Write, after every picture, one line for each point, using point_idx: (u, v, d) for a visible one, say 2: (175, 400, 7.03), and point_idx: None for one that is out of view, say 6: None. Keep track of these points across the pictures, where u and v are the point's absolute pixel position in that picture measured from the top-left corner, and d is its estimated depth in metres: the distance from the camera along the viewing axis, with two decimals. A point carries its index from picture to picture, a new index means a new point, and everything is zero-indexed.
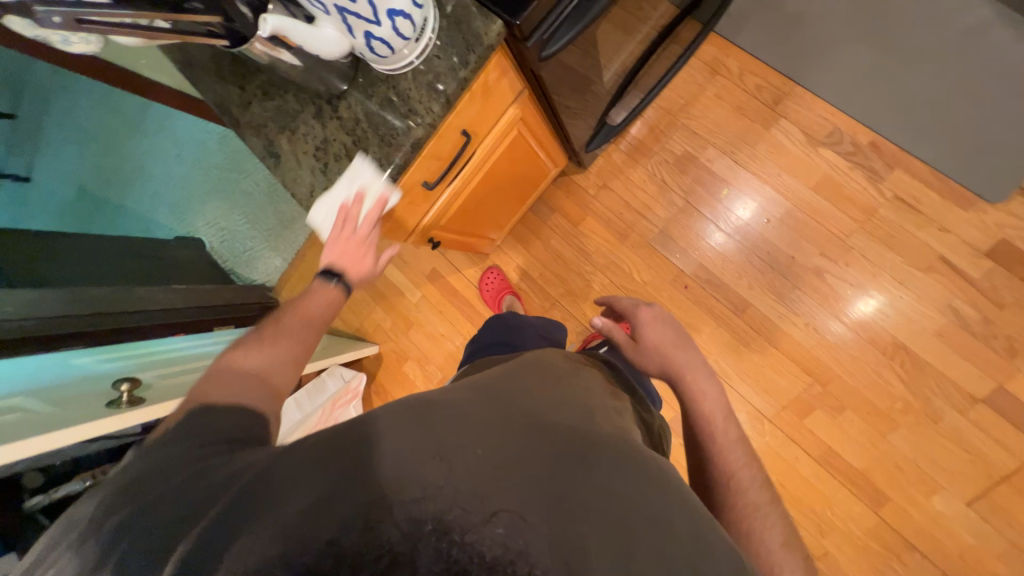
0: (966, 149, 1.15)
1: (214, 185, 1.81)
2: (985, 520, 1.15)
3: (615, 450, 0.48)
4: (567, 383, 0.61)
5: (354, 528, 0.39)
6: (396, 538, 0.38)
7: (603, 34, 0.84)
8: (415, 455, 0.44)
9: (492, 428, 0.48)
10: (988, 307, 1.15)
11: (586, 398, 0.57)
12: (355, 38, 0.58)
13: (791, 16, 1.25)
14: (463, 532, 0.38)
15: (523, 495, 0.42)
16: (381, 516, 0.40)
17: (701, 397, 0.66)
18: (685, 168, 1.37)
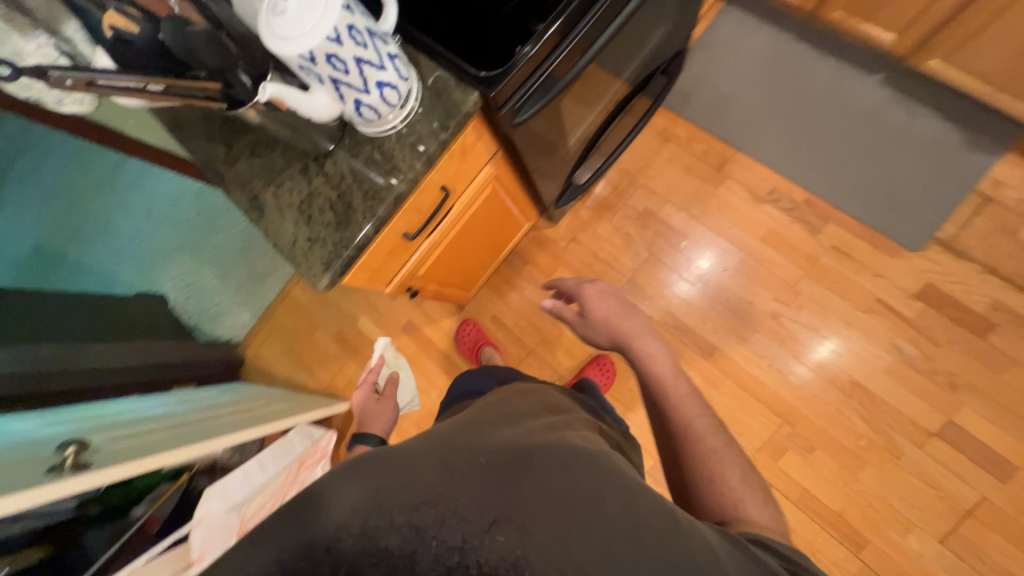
0: (887, 204, 1.30)
1: (146, 230, 1.50)
2: (959, 557, 1.17)
3: (567, 451, 0.53)
4: (525, 417, 0.64)
5: (352, 536, 0.44)
6: (397, 548, 0.43)
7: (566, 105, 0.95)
8: (406, 475, 0.49)
9: (454, 459, 0.51)
10: (928, 345, 1.24)
11: (534, 423, 0.62)
12: (345, 104, 0.63)
13: (726, 95, 1.44)
14: (459, 540, 0.43)
15: (508, 503, 0.46)
16: (379, 530, 0.44)
17: (651, 360, 0.73)
18: (646, 222, 1.48)
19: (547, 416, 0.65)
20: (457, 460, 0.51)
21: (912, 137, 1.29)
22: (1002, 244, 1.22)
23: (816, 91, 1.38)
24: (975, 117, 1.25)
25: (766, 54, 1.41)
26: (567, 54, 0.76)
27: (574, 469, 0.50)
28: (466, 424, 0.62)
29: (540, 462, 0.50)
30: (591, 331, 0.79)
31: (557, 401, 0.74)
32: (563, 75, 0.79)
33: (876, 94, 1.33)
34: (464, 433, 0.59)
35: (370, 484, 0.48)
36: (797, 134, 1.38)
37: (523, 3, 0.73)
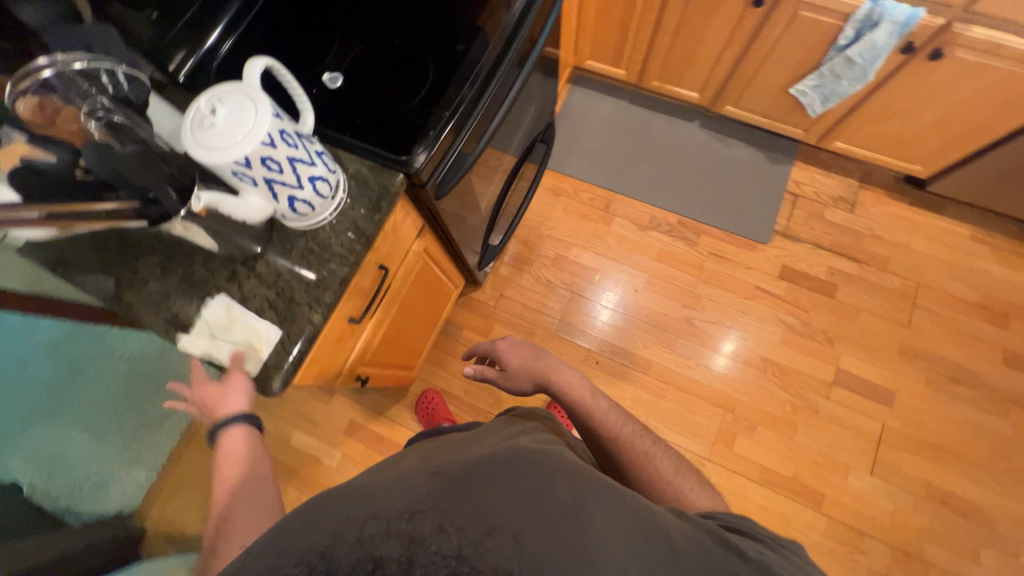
0: (734, 213, 1.63)
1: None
2: (888, 482, 1.37)
3: (551, 456, 0.58)
4: (501, 433, 0.69)
5: (346, 545, 0.47)
6: (394, 555, 0.45)
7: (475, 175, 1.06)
8: (404, 494, 0.52)
9: (441, 475, 0.55)
10: (802, 313, 1.52)
11: (514, 436, 0.66)
12: (280, 201, 0.65)
13: (592, 151, 1.73)
14: (456, 549, 0.46)
15: (502, 508, 0.49)
16: (375, 538, 0.47)
17: (568, 385, 0.86)
18: (561, 266, 1.63)
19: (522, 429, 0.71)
20: (455, 475, 0.54)
21: (734, 161, 1.67)
22: (819, 225, 1.59)
23: (657, 139, 1.72)
24: (769, 139, 1.68)
25: (613, 117, 1.75)
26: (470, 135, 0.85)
27: (564, 475, 0.54)
28: (462, 445, 0.67)
29: (533, 469, 0.54)
30: (512, 380, 0.93)
31: (544, 420, 0.81)
32: (470, 154, 0.89)
33: (700, 135, 1.71)
34: (460, 451, 0.63)
35: (368, 504, 0.51)
36: (654, 172, 1.69)
37: (423, 98, 0.82)
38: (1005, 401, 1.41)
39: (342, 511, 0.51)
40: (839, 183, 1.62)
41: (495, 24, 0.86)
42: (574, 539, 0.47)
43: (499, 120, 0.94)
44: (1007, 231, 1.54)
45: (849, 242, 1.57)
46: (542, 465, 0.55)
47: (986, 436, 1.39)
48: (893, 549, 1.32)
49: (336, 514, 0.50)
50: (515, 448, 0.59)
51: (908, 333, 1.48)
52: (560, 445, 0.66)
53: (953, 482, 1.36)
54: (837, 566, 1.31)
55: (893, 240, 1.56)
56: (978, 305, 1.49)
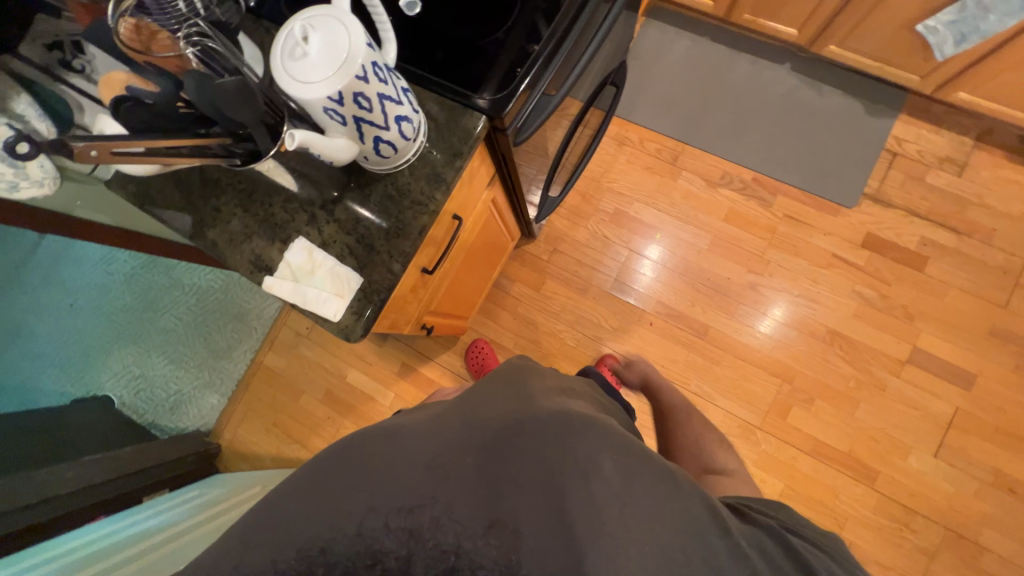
0: (819, 172, 1.47)
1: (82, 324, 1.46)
2: (952, 466, 1.31)
3: (544, 435, 0.59)
4: (495, 399, 0.70)
5: (347, 539, 0.50)
6: (394, 551, 0.49)
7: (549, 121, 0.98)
8: (398, 482, 0.54)
9: (435, 460, 0.57)
10: (883, 286, 1.41)
11: (511, 404, 0.67)
12: (365, 141, 0.61)
13: (664, 96, 1.58)
14: (454, 544, 0.49)
15: (498, 501, 0.53)
16: (375, 533, 0.50)
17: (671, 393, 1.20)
18: (620, 222, 1.56)
19: (519, 394, 0.71)
20: (447, 460, 0.56)
21: (827, 111, 1.49)
22: (917, 190, 1.42)
23: (738, 84, 1.54)
24: (871, 87, 1.47)
25: (691, 56, 1.57)
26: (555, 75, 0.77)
27: (558, 460, 0.56)
28: (456, 406, 0.69)
29: (526, 459, 0.56)
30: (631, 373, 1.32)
31: (549, 374, 0.84)
32: (551, 98, 0.81)
33: (790, 80, 1.52)
34: (453, 419, 0.65)
35: (364, 494, 0.53)
36: (732, 122, 1.54)
37: (508, 29, 0.74)
38: None
39: (341, 499, 0.53)
40: (949, 141, 1.43)
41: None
42: (561, 528, 0.51)
43: (584, 58, 0.84)
44: None
45: (951, 211, 1.40)
46: (536, 448, 0.57)
47: None
48: (945, 532, 1.29)
49: (338, 499, 0.53)
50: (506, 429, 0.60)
51: (1004, 315, 1.35)
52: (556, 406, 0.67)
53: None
54: (883, 541, 1.30)
55: (1004, 210, 1.38)
56: None
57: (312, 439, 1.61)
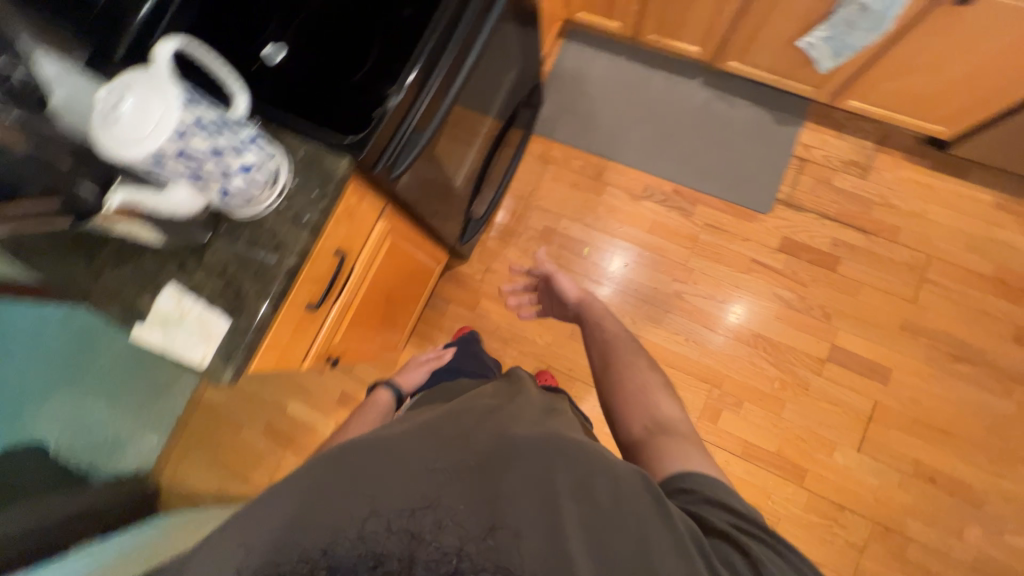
0: (734, 180, 1.53)
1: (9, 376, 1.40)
2: (875, 459, 1.35)
3: (540, 450, 0.62)
4: (493, 408, 0.73)
5: (348, 542, 0.55)
6: (395, 553, 0.54)
7: (444, 151, 1.00)
8: (405, 489, 0.59)
9: (435, 469, 0.61)
10: (800, 287, 1.46)
11: (510, 416, 0.70)
12: (211, 193, 0.63)
13: (586, 114, 1.63)
14: (456, 545, 0.55)
15: (503, 507, 0.58)
16: (377, 535, 0.56)
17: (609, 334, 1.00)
18: (549, 239, 1.59)
19: (518, 406, 0.74)
20: (454, 469, 0.61)
21: (737, 122, 1.55)
22: (826, 193, 1.49)
23: (657, 99, 1.60)
24: (777, 99, 1.54)
25: (608, 74, 1.63)
26: (422, 115, 0.79)
27: (562, 474, 0.60)
28: (464, 415, 0.72)
29: (527, 469, 0.61)
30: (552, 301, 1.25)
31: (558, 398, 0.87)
32: (425, 135, 0.81)
33: (702, 94, 1.58)
34: (456, 428, 0.68)
35: (365, 497, 0.59)
36: (651, 137, 1.59)
37: (369, 70, 0.77)
38: (1013, 381, 1.34)
39: (348, 500, 0.59)
40: (852, 145, 1.49)
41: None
42: (553, 535, 0.56)
43: (458, 93, 0.83)
44: None
45: (858, 212, 1.46)
46: (524, 460, 0.61)
47: (986, 415, 1.34)
48: (873, 524, 1.32)
49: (343, 499, 0.59)
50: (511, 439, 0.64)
51: (915, 309, 1.40)
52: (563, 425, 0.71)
53: (943, 461, 1.33)
54: (815, 538, 1.33)
55: (907, 209, 1.45)
56: (994, 280, 1.39)
57: (255, 472, 1.60)
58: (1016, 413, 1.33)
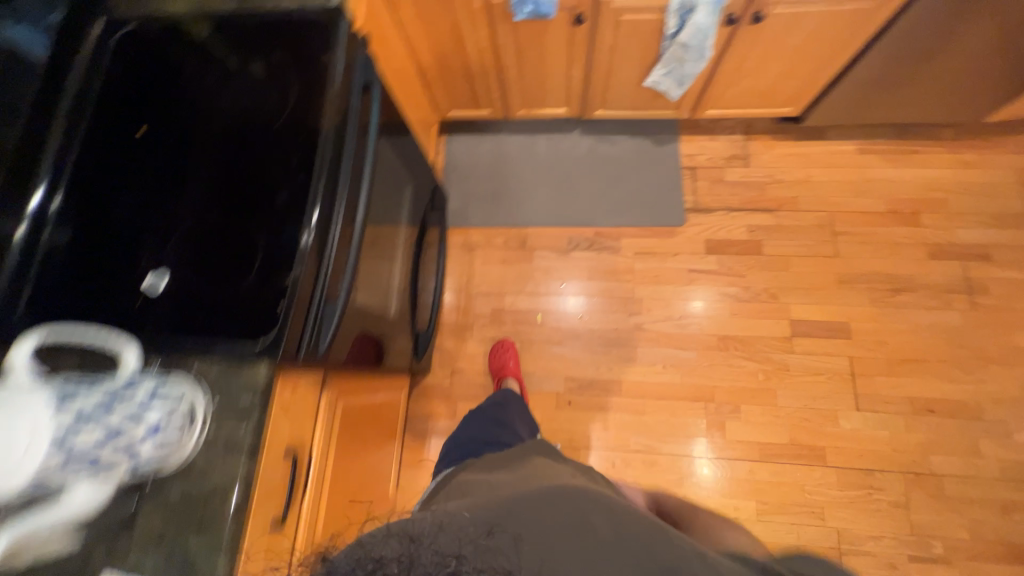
0: (644, 205, 1.62)
1: None
2: (876, 411, 1.38)
3: (564, 493, 0.66)
4: (523, 476, 0.77)
5: (348, 550, 0.45)
6: (393, 556, 0.44)
7: (365, 293, 0.97)
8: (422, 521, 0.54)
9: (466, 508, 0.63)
10: (741, 279, 1.53)
11: (541, 477, 0.75)
12: (120, 472, 0.57)
13: (492, 194, 1.69)
14: (456, 551, 0.47)
15: (532, 539, 0.57)
16: (374, 543, 0.46)
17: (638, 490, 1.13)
18: (501, 319, 1.58)
19: (547, 473, 0.79)
20: (491, 517, 0.60)
21: (624, 155, 1.67)
22: (724, 189, 1.61)
23: (549, 160, 1.70)
24: (650, 125, 1.68)
25: (496, 153, 1.71)
26: (330, 282, 0.74)
27: (607, 520, 0.61)
28: (500, 487, 0.73)
29: (560, 505, 0.63)
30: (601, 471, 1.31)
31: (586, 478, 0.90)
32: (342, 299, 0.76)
33: (584, 142, 1.69)
34: (487, 492, 0.71)
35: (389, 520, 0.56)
36: (556, 194, 1.67)
37: (260, 267, 0.74)
38: (948, 294, 1.45)
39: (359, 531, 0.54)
40: (726, 143, 1.65)
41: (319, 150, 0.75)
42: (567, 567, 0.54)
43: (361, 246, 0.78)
44: (884, 137, 1.61)
45: (757, 196, 1.59)
46: (553, 501, 0.64)
47: (943, 332, 1.43)
48: (903, 476, 1.33)
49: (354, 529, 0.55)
50: (552, 490, 0.67)
51: (842, 262, 1.51)
52: (594, 488, 0.74)
53: (931, 388, 1.38)
54: (860, 512, 1.31)
55: (794, 179, 1.59)
56: (889, 213, 1.54)
57: None
58: (964, 320, 1.43)
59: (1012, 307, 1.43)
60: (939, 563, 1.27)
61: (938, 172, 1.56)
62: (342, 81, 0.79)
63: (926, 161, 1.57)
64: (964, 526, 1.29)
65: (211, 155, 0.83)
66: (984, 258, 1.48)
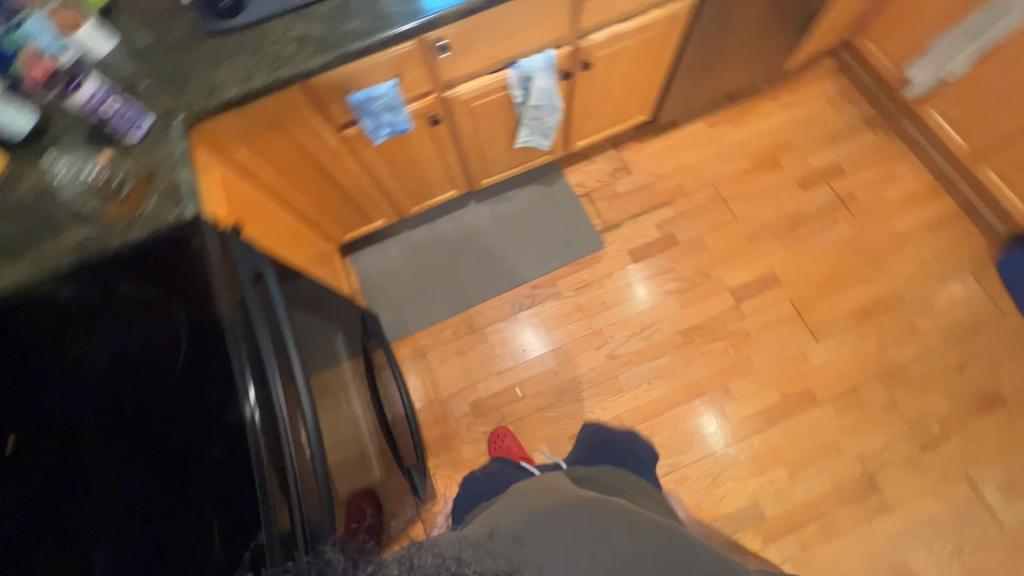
0: (561, 244, 1.69)
1: None
2: (831, 334, 1.52)
3: (586, 509, 0.76)
4: (556, 488, 0.85)
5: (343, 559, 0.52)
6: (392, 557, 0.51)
7: (343, 465, 0.89)
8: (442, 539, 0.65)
9: (499, 524, 0.72)
10: (673, 273, 1.63)
11: (571, 491, 0.84)
12: None
13: (421, 293, 1.67)
14: (459, 555, 0.55)
15: (536, 543, 0.67)
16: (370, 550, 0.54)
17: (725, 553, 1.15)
18: (484, 408, 1.53)
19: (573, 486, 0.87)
20: (515, 527, 0.69)
21: (523, 207, 1.74)
22: (621, 202, 1.73)
23: (459, 239, 1.72)
24: (534, 172, 1.76)
25: (407, 254, 1.71)
26: (302, 483, 0.66)
27: (624, 532, 0.72)
28: (533, 492, 0.83)
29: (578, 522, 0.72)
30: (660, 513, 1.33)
31: (605, 472, 1.06)
32: (321, 492, 0.68)
33: (483, 210, 1.74)
34: (521, 506, 0.79)
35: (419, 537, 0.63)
36: (478, 267, 1.69)
37: (219, 539, 0.61)
38: (832, 212, 1.66)
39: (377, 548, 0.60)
40: (605, 161, 1.78)
41: (230, 353, 0.67)
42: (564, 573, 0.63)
43: (313, 404, 0.74)
44: (722, 107, 1.83)
45: (651, 197, 1.73)
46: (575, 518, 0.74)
47: (844, 244, 1.62)
48: (879, 380, 1.47)
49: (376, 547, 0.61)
50: (571, 504, 0.77)
51: (744, 222, 1.67)
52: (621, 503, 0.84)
53: (860, 295, 1.55)
54: (862, 428, 1.42)
55: (673, 170, 1.76)
56: (757, 166, 1.74)
57: None
58: (854, 228, 1.63)
59: (881, 202, 1.66)
60: (942, 441, 1.40)
61: (776, 119, 1.80)
62: (225, 276, 0.74)
63: (762, 113, 1.81)
64: (940, 398, 1.44)
65: (92, 427, 0.67)
66: (842, 172, 1.71)
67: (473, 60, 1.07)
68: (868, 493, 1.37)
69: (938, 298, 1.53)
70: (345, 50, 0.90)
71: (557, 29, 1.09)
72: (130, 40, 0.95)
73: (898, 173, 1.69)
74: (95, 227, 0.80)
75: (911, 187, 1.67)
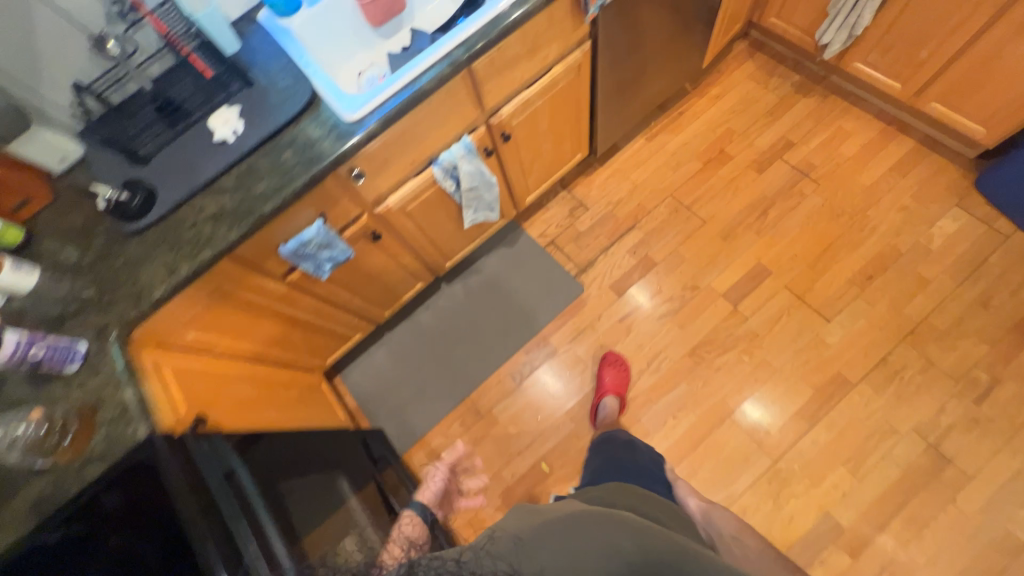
0: (543, 299, 1.64)
1: None
2: (840, 310, 1.44)
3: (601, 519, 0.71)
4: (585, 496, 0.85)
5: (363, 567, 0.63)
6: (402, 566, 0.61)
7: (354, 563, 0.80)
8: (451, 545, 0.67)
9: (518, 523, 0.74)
10: (661, 295, 1.57)
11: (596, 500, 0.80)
12: None
13: (419, 393, 1.61)
14: (458, 556, 0.63)
15: (536, 546, 0.67)
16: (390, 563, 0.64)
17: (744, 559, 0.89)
18: (515, 494, 1.44)
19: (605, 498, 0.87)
20: (523, 530, 0.71)
21: (494, 274, 1.71)
22: (588, 239, 1.70)
23: (441, 327, 1.67)
24: (494, 238, 1.74)
25: (395, 356, 1.66)
26: None
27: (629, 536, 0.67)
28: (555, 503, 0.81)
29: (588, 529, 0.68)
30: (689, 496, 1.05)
31: (616, 490, 0.94)
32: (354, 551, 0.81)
33: (456, 289, 1.71)
34: (546, 508, 0.78)
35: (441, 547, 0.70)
36: (468, 347, 1.64)
37: None
38: (797, 186, 1.62)
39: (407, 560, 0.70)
40: (560, 205, 1.76)
41: (200, 561, 0.68)
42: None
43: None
44: (655, 117, 1.82)
45: (615, 225, 1.70)
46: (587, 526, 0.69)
47: (820, 214, 1.57)
48: (907, 343, 1.38)
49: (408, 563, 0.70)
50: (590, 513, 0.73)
51: (713, 222, 1.63)
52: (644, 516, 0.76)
53: (854, 261, 1.49)
54: (907, 399, 1.32)
55: (628, 193, 1.73)
56: (708, 164, 1.72)
57: None
58: (824, 195, 1.59)
59: (840, 162, 1.63)
60: (995, 387, 1.30)
61: (710, 113, 1.79)
62: (189, 488, 0.73)
63: (696, 112, 1.80)
64: (976, 343, 1.35)
65: None
66: (791, 144, 1.69)
67: (394, 171, 1.07)
68: (941, 468, 1.25)
69: (933, 240, 1.47)
70: (260, 214, 0.88)
71: (467, 116, 1.10)
72: (54, 263, 0.94)
73: (847, 128, 1.66)
74: (47, 483, 0.74)
75: (864, 138, 1.64)
